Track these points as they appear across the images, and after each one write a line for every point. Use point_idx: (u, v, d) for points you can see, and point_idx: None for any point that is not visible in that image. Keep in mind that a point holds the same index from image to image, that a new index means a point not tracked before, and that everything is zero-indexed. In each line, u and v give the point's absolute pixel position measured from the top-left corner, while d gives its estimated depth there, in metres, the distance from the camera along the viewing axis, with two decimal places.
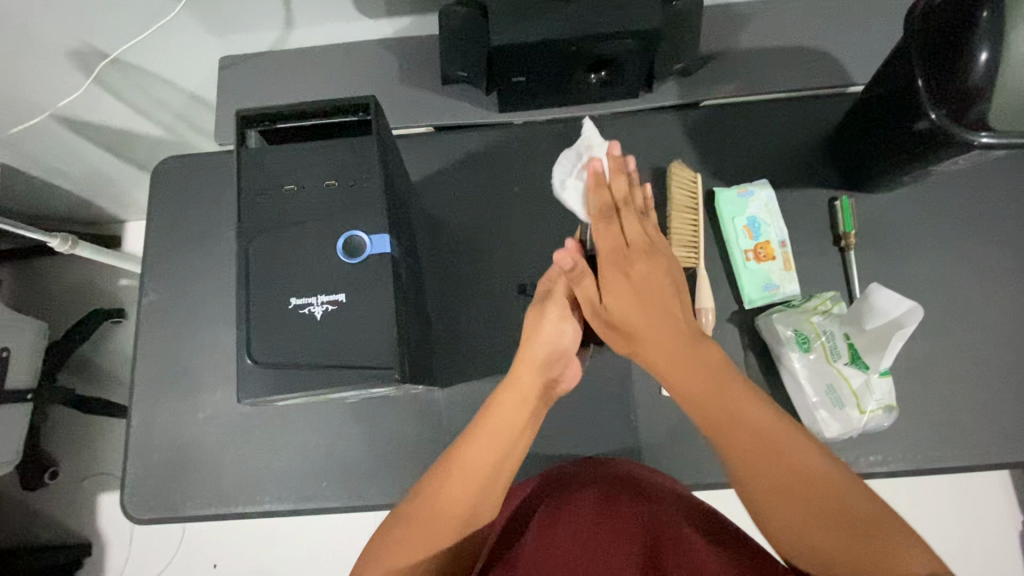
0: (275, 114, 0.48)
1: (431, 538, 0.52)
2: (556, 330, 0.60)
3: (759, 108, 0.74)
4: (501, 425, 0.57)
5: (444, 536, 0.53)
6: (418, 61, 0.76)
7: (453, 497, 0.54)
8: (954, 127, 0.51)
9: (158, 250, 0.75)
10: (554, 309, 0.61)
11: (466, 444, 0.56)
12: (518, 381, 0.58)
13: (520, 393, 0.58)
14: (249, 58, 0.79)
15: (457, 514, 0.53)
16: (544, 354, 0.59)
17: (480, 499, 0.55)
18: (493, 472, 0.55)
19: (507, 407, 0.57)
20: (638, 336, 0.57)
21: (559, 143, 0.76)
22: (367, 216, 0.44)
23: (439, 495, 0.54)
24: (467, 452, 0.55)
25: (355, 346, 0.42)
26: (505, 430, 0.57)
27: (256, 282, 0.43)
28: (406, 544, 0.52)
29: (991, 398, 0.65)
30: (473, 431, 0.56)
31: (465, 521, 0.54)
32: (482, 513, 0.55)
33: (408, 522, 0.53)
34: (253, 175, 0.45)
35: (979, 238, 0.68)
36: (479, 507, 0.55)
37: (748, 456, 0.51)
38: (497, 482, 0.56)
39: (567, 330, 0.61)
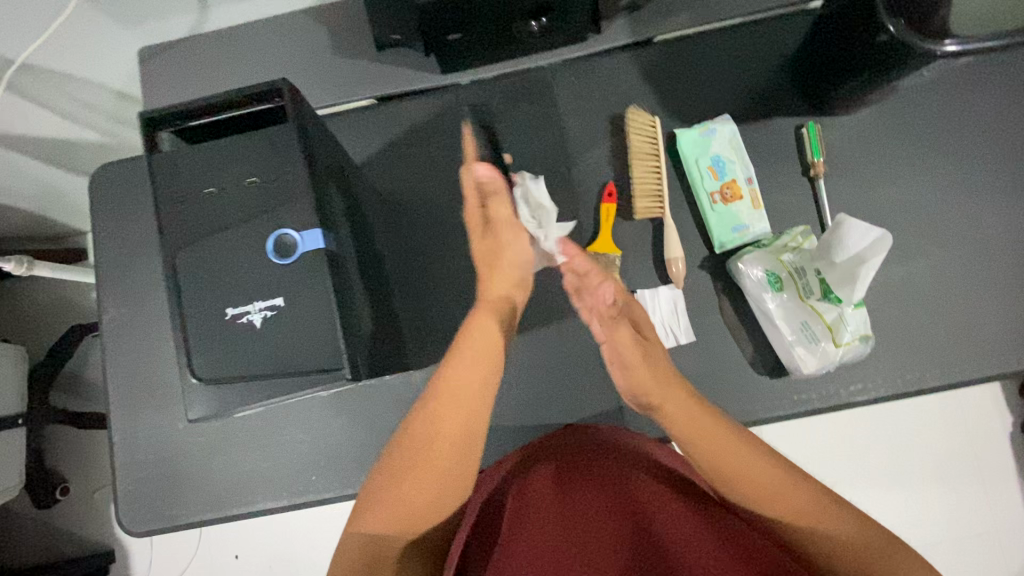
0: (181, 111, 0.44)
1: (432, 464, 0.50)
2: (514, 244, 0.65)
3: (715, 37, 0.70)
4: (479, 339, 0.56)
5: (444, 463, 0.50)
6: (349, 30, 0.71)
7: (446, 419, 0.51)
8: (913, 39, 0.47)
9: (110, 265, 0.73)
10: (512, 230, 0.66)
11: (448, 364, 0.54)
12: (489, 297, 0.62)
13: (494, 308, 0.60)
14: (170, 47, 0.74)
15: (450, 438, 0.51)
16: (512, 273, 0.64)
17: (473, 414, 0.53)
18: (482, 384, 0.54)
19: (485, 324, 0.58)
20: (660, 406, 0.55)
21: (509, 100, 0.72)
22: (295, 211, 0.42)
23: (429, 421, 0.51)
24: (456, 368, 0.54)
25: (299, 350, 0.40)
26: (487, 343, 0.56)
27: (187, 295, 0.41)
28: (403, 484, 0.49)
29: (970, 313, 0.64)
30: (454, 351, 0.55)
31: (462, 442, 0.51)
32: (478, 429, 0.53)
33: (398, 461, 0.50)
34: (167, 183, 0.42)
35: (951, 150, 0.66)
36: (472, 423, 0.52)
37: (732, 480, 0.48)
38: (487, 393, 0.54)
39: (525, 241, 0.66)
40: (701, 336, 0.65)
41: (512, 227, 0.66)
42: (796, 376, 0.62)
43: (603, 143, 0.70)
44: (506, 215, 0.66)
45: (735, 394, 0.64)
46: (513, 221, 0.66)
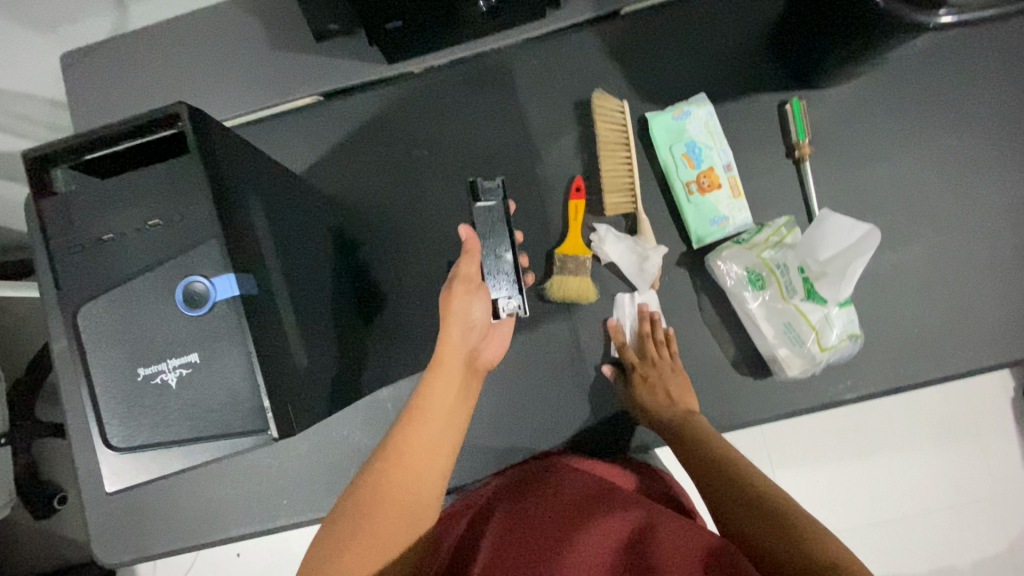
0: (73, 146, 0.39)
1: (378, 533, 0.46)
2: (464, 308, 0.53)
3: (688, 6, 0.63)
4: (438, 403, 0.52)
5: (391, 531, 0.47)
6: (284, 20, 0.64)
7: (399, 482, 0.49)
8: (902, 9, 0.42)
9: (54, 292, 0.69)
10: (468, 292, 0.53)
11: (407, 425, 0.51)
12: (445, 361, 0.53)
13: (449, 378, 0.53)
14: (91, 50, 0.67)
15: (403, 500, 0.48)
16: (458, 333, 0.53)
17: (425, 483, 0.50)
18: (441, 451, 0.51)
19: (438, 388, 0.52)
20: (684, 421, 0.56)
21: (465, 89, 0.66)
22: (204, 254, 0.37)
23: (382, 484, 0.48)
24: (407, 437, 0.50)
25: (222, 409, 0.37)
26: (444, 409, 0.52)
27: (93, 356, 0.37)
28: (342, 556, 0.44)
29: (969, 299, 0.59)
30: (411, 412, 0.52)
31: (411, 507, 0.49)
32: (428, 496, 0.50)
33: (346, 528, 0.46)
34: (62, 230, 0.38)
35: (951, 120, 0.60)
36: (425, 491, 0.50)
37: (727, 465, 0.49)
38: (440, 460, 0.51)
39: (477, 303, 0.54)
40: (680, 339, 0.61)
41: (466, 286, 0.53)
42: (781, 378, 0.58)
43: (569, 132, 0.64)
44: (467, 272, 0.53)
45: (718, 399, 0.60)
46: (477, 283, 0.54)
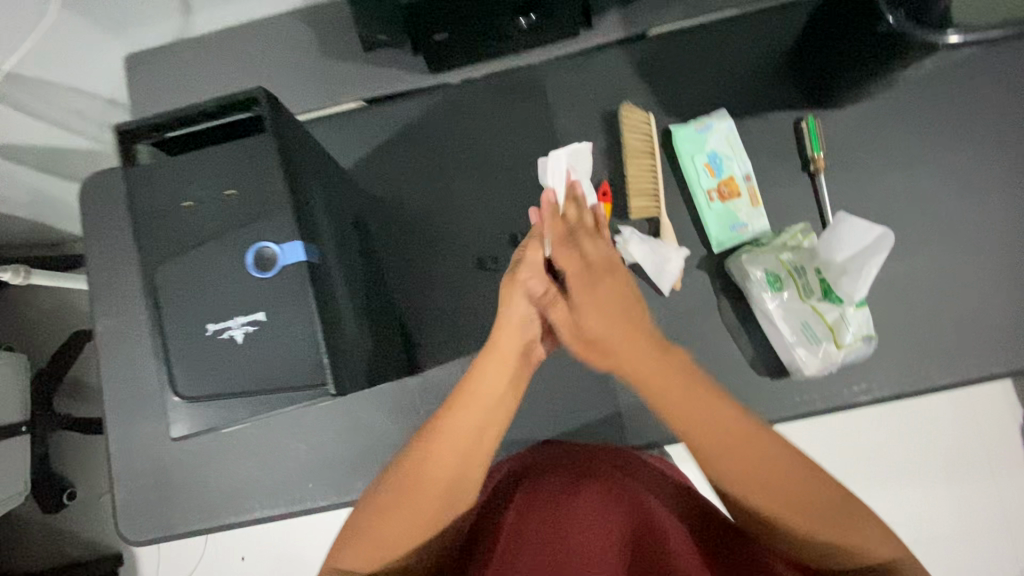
0: (158, 123, 0.43)
1: (416, 510, 0.50)
2: (517, 302, 0.54)
3: (711, 29, 0.68)
4: (489, 390, 0.52)
5: (431, 508, 0.51)
6: (336, 31, 0.70)
7: (442, 460, 0.51)
8: (911, 29, 0.46)
9: (101, 275, 0.72)
10: (532, 278, 0.54)
11: (454, 408, 0.52)
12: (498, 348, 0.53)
13: (502, 368, 0.53)
14: (155, 52, 0.73)
15: (446, 481, 0.51)
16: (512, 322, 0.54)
17: (469, 464, 0.52)
18: (487, 436, 0.53)
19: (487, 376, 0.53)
20: (612, 351, 0.48)
21: (500, 98, 0.70)
22: (274, 223, 0.41)
23: (427, 465, 0.50)
24: (452, 421, 0.51)
25: (283, 365, 0.39)
26: (491, 398, 0.52)
27: (167, 312, 0.40)
28: (383, 524, 0.50)
29: (978, 308, 0.62)
30: (463, 398, 0.52)
31: (455, 485, 0.52)
32: (471, 475, 0.52)
33: (389, 499, 0.50)
34: (143, 198, 0.41)
35: (956, 140, 0.64)
36: (467, 472, 0.52)
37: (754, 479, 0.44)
38: (487, 447, 0.53)
39: (533, 292, 0.54)
40: (700, 338, 0.64)
41: (535, 274, 0.54)
42: (798, 377, 0.61)
43: (597, 140, 0.69)
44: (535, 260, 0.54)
45: (736, 397, 0.62)
46: (543, 272, 0.54)
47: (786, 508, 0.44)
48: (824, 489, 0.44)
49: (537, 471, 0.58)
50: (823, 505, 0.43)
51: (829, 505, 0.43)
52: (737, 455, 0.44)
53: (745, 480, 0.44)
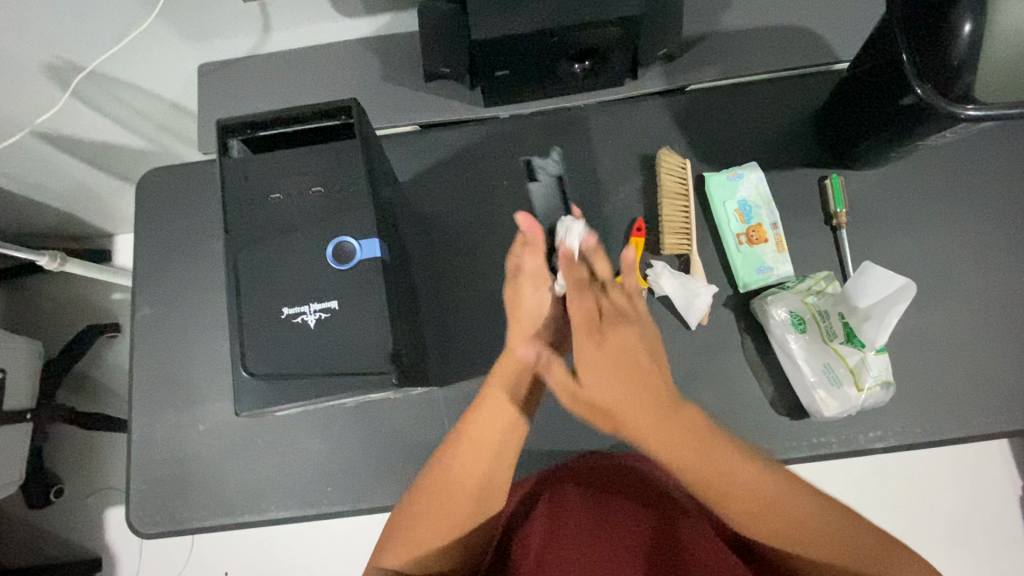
0: (254, 121, 0.48)
1: (449, 511, 0.53)
2: (535, 300, 0.62)
3: (745, 90, 0.74)
4: (508, 387, 0.58)
5: (461, 505, 0.53)
6: (400, 60, 0.75)
7: (469, 466, 0.54)
8: (938, 101, 0.51)
9: (146, 265, 0.75)
10: (536, 287, 0.62)
11: (475, 410, 0.57)
12: (513, 355, 0.59)
13: (513, 367, 0.59)
14: (226, 63, 0.77)
15: (473, 480, 0.54)
16: (527, 322, 0.62)
17: (495, 462, 0.55)
18: (507, 436, 0.57)
19: (506, 378, 0.58)
20: (620, 417, 0.53)
21: (546, 134, 0.75)
22: (355, 221, 0.44)
23: (452, 463, 0.54)
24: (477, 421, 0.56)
25: (351, 352, 0.43)
26: (511, 400, 0.57)
27: (246, 293, 0.44)
28: (419, 528, 0.52)
29: (988, 367, 0.65)
30: (484, 398, 0.57)
31: (482, 485, 0.55)
32: (498, 482, 0.56)
33: (423, 500, 0.54)
34: (236, 188, 0.45)
35: (969, 209, 0.68)
36: (493, 472, 0.55)
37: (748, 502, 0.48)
38: (509, 445, 0.57)
39: (547, 295, 0.62)
40: (723, 373, 0.66)
41: (535, 282, 0.61)
42: (817, 418, 0.63)
43: (634, 180, 0.73)
44: (532, 268, 0.61)
45: (756, 433, 0.64)
46: (543, 278, 0.62)
47: (782, 538, 0.48)
48: (824, 528, 0.47)
49: (553, 481, 0.61)
50: (819, 531, 0.47)
51: (829, 530, 0.47)
52: (714, 475, 0.49)
53: (745, 513, 0.49)
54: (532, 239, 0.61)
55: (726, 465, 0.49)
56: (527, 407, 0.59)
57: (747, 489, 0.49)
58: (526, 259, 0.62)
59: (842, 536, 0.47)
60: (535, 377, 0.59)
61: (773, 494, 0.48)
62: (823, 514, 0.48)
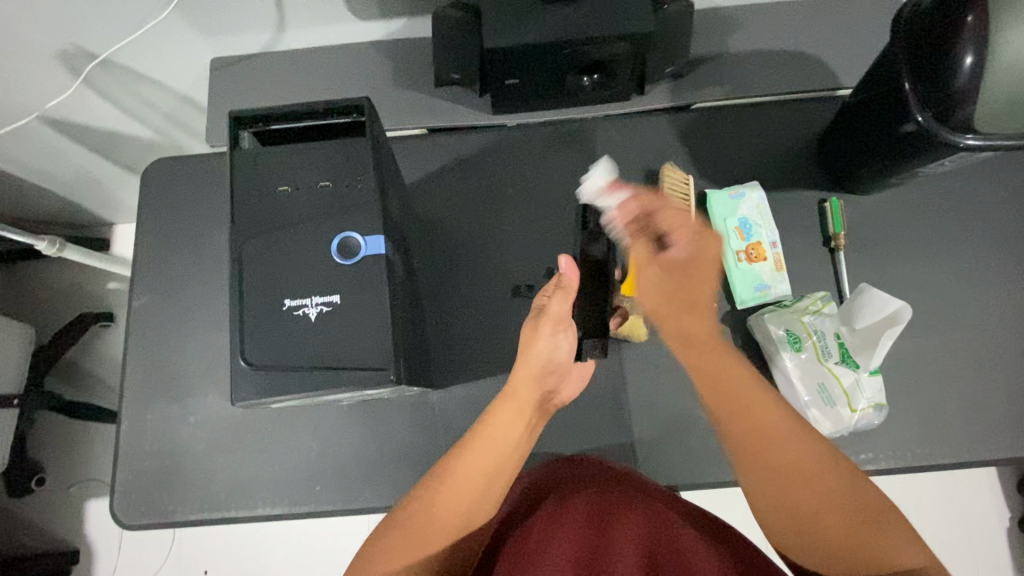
0: (265, 115, 0.48)
1: (426, 543, 0.52)
2: (546, 345, 0.59)
3: (749, 111, 0.75)
4: (500, 435, 0.57)
5: (438, 541, 0.53)
6: (412, 64, 0.76)
7: (451, 503, 0.54)
8: (941, 130, 0.53)
9: (147, 254, 0.75)
10: (554, 331, 0.59)
11: (464, 451, 0.56)
12: (514, 395, 0.59)
13: (519, 406, 0.59)
14: (240, 59, 0.78)
15: (455, 523, 0.54)
16: (536, 369, 0.59)
17: (477, 505, 0.55)
18: (494, 483, 0.56)
19: (501, 422, 0.58)
20: (687, 310, 0.55)
21: (552, 144, 0.76)
22: (361, 218, 0.45)
23: (435, 504, 0.54)
24: (466, 459, 0.56)
25: (349, 348, 0.43)
26: (504, 444, 0.57)
27: (249, 284, 0.44)
28: (398, 551, 0.52)
29: (980, 395, 0.66)
30: (474, 441, 0.57)
31: (461, 527, 0.54)
32: (479, 519, 0.55)
33: (402, 533, 0.53)
34: (245, 179, 0.46)
35: (964, 237, 0.70)
36: (474, 515, 0.55)
37: (776, 469, 0.49)
38: (493, 493, 0.56)
39: (561, 343, 0.60)
40: None
41: (554, 326, 0.59)
42: None
43: None
44: (558, 312, 0.59)
45: None
46: (565, 323, 0.59)
47: (807, 527, 0.48)
48: (846, 498, 0.47)
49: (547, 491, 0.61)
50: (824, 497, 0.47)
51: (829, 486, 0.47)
52: (749, 430, 0.50)
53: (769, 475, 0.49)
54: (570, 284, 0.60)
55: (753, 423, 0.50)
56: (517, 457, 0.59)
57: (777, 449, 0.49)
58: (553, 301, 0.59)
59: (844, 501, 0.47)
60: (528, 423, 0.60)
61: (802, 457, 0.49)
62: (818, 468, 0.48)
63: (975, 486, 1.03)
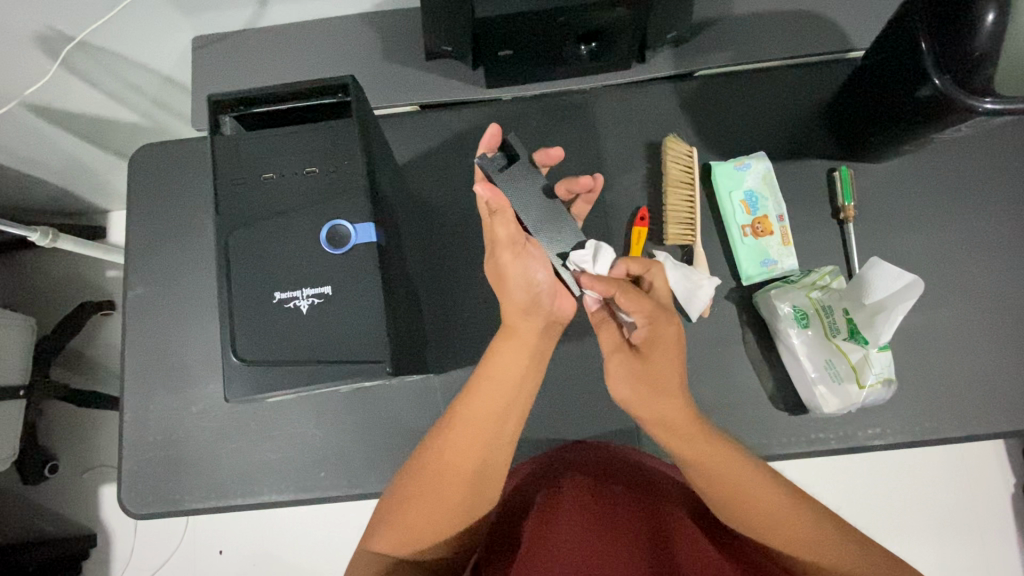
0: (247, 99, 0.46)
1: (444, 495, 0.53)
2: (522, 269, 0.56)
3: (754, 78, 0.72)
4: (502, 374, 0.55)
5: (456, 493, 0.53)
6: (402, 37, 0.73)
7: (461, 452, 0.54)
8: (957, 92, 0.50)
9: (140, 244, 0.73)
10: (517, 253, 0.55)
11: (470, 396, 0.55)
12: (511, 330, 0.57)
13: (522, 333, 0.57)
14: (224, 37, 0.75)
15: (472, 468, 0.54)
16: (522, 298, 0.57)
17: (489, 455, 0.54)
18: (499, 423, 0.55)
19: (503, 359, 0.56)
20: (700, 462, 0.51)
21: (550, 119, 0.74)
22: (349, 205, 0.43)
23: (445, 454, 0.54)
24: (471, 405, 0.54)
25: (344, 340, 0.42)
26: (508, 380, 0.56)
27: (237, 278, 0.42)
28: (411, 509, 0.53)
29: (992, 367, 0.64)
30: (476, 384, 0.55)
31: (477, 475, 0.54)
32: (492, 471, 0.55)
33: (412, 485, 0.54)
34: (227, 167, 0.44)
35: (979, 206, 0.67)
36: (489, 458, 0.54)
37: (764, 519, 0.50)
38: (504, 434, 0.55)
39: (535, 265, 0.56)
40: (724, 367, 0.65)
41: (513, 250, 0.55)
42: (815, 414, 0.63)
43: (638, 168, 0.72)
44: (505, 238, 0.54)
45: (755, 428, 0.64)
46: (522, 242, 0.55)
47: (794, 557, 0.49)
48: (824, 536, 0.49)
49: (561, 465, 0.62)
50: (793, 522, 0.50)
51: (797, 513, 0.50)
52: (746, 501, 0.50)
53: (767, 530, 0.50)
54: (501, 206, 0.54)
55: (756, 493, 0.50)
56: (521, 399, 0.56)
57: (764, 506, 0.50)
58: (495, 226, 0.54)
59: (828, 547, 0.49)
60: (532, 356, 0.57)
61: (792, 510, 0.50)
62: (805, 516, 0.50)
63: (981, 459, 1.03)
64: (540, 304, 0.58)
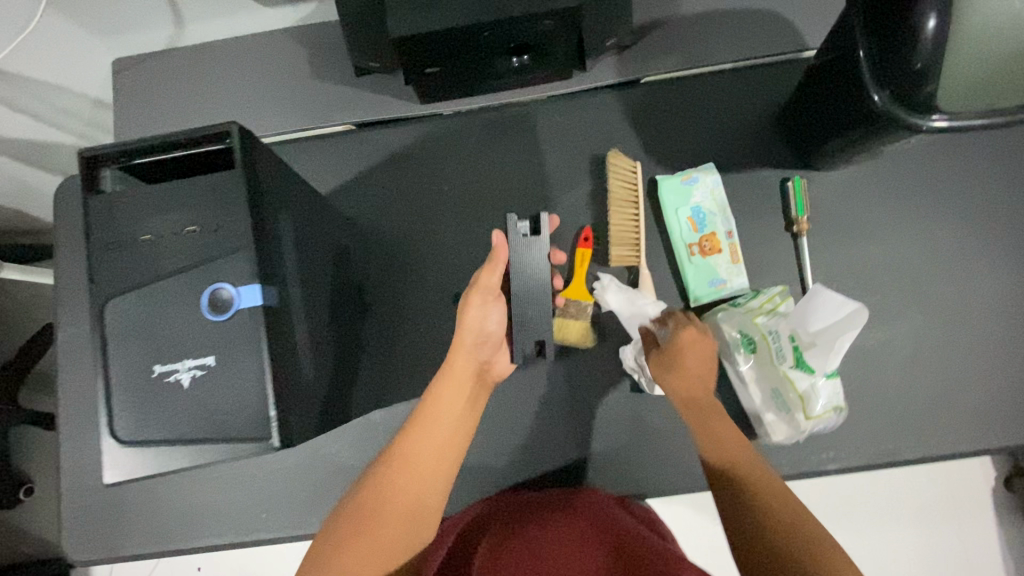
0: (127, 149, 0.43)
1: (381, 535, 0.46)
2: (480, 317, 0.56)
3: (703, 82, 0.68)
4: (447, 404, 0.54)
5: (393, 531, 0.46)
6: (330, 52, 0.69)
7: (402, 483, 0.49)
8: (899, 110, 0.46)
9: (70, 281, 0.71)
10: (485, 300, 0.56)
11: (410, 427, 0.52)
12: (452, 366, 0.55)
13: (462, 369, 0.56)
14: (145, 58, 0.71)
15: (413, 499, 0.49)
16: (472, 338, 0.56)
17: (430, 488, 0.50)
18: (445, 450, 0.53)
19: (447, 396, 0.54)
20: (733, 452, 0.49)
21: (489, 133, 0.70)
22: (233, 264, 0.40)
23: (388, 486, 0.48)
24: (411, 437, 0.52)
25: (228, 413, 0.39)
26: (452, 412, 0.55)
27: (115, 350, 0.40)
28: (340, 556, 0.44)
29: (951, 383, 0.62)
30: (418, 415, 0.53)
31: (415, 509, 0.48)
32: (432, 506, 0.50)
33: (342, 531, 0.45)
34: (104, 228, 0.41)
35: (938, 212, 0.64)
36: (428, 492, 0.50)
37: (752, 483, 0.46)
38: (445, 470, 0.52)
39: (493, 314, 0.57)
40: None
41: (484, 296, 0.56)
42: (765, 443, 0.61)
43: (583, 184, 0.68)
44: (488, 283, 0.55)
45: None
46: (495, 292, 0.57)
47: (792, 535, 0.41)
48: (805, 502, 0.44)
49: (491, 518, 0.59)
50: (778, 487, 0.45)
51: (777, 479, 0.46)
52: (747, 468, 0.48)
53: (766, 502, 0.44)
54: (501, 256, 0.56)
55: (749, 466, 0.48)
56: (461, 446, 0.54)
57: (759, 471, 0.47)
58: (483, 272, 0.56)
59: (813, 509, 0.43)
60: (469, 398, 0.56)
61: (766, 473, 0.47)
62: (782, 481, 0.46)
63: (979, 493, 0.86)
64: (483, 354, 0.58)
